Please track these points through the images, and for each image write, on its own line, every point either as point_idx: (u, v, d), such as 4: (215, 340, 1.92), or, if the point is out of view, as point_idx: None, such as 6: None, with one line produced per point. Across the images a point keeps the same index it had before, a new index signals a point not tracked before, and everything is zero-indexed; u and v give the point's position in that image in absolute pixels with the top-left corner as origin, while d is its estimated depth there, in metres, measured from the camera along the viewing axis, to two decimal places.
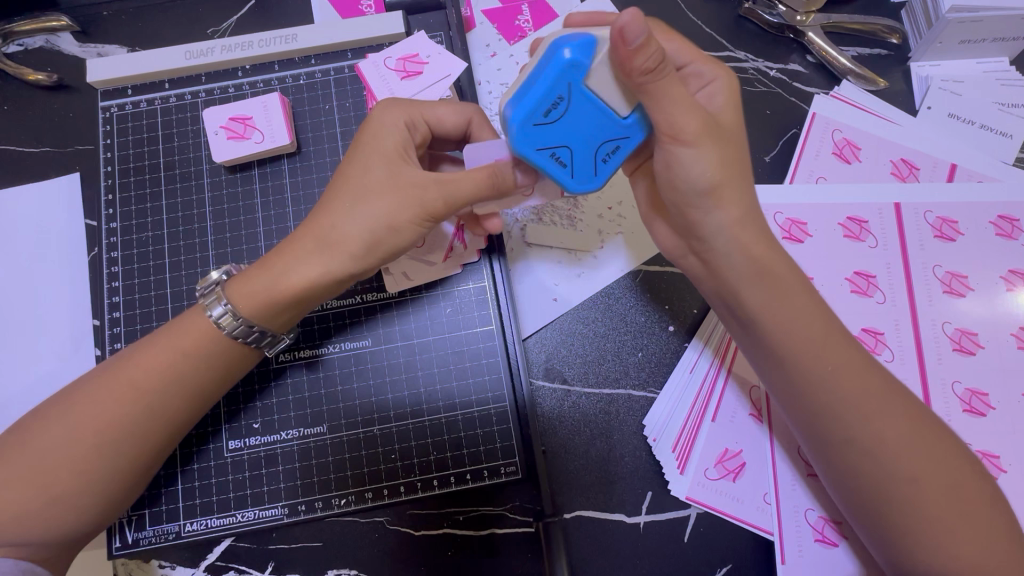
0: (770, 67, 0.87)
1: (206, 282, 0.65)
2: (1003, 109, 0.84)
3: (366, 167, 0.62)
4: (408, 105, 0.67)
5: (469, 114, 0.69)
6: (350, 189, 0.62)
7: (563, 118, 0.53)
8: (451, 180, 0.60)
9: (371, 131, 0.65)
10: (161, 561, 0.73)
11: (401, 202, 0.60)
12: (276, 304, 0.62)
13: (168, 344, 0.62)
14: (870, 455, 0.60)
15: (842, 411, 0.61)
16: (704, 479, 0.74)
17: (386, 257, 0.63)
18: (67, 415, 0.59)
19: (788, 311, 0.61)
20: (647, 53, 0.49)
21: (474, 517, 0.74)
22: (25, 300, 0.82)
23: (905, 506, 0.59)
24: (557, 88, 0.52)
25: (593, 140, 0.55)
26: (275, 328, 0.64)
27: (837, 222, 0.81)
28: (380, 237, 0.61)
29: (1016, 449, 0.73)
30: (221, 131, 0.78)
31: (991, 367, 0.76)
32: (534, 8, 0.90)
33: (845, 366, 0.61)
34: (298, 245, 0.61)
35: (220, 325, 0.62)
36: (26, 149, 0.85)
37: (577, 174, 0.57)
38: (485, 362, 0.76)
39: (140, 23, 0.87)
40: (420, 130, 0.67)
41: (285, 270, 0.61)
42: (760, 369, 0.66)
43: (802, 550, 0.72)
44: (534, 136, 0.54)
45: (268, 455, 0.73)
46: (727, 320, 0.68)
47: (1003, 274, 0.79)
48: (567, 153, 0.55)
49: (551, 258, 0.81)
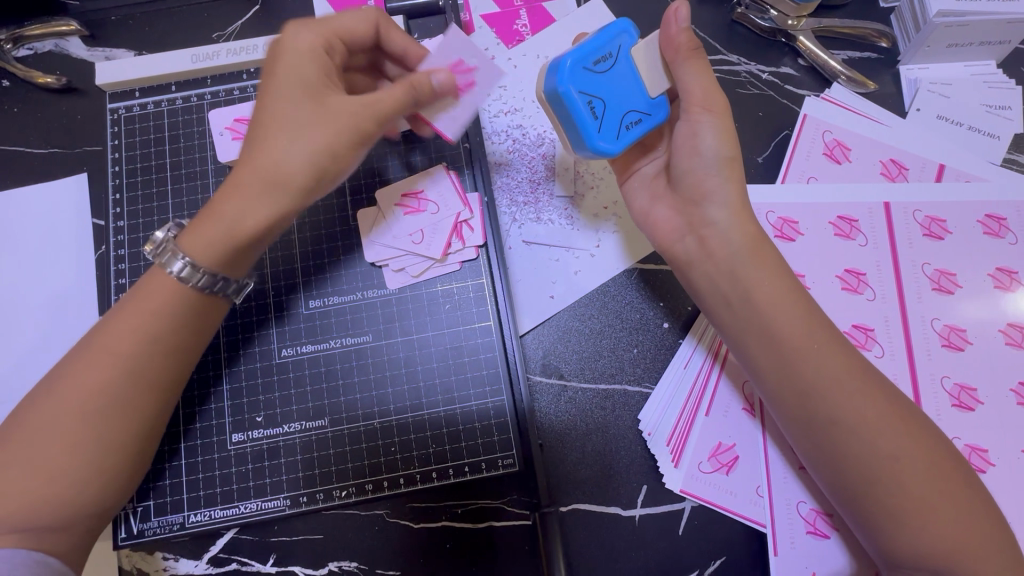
0: (763, 70, 0.89)
1: (154, 247, 0.65)
2: (990, 111, 0.86)
3: (287, 99, 0.63)
4: (318, 26, 0.67)
5: (374, 18, 0.71)
6: (281, 123, 0.62)
7: (606, 74, 0.64)
8: (377, 100, 0.63)
9: (291, 77, 0.63)
10: (165, 553, 0.75)
11: (335, 130, 0.62)
12: (234, 250, 0.63)
13: (136, 308, 0.63)
14: (854, 437, 0.61)
15: (822, 391, 0.62)
16: (698, 472, 0.75)
17: (330, 184, 0.65)
18: (69, 399, 0.60)
19: (773, 289, 0.66)
20: (690, 36, 0.63)
21: (471, 510, 0.76)
22: (33, 296, 0.84)
23: (887, 486, 0.60)
24: (610, 46, 0.64)
25: (624, 105, 0.65)
26: (233, 273, 0.65)
27: (829, 221, 0.82)
28: (325, 165, 0.62)
29: (1004, 443, 0.74)
30: (226, 132, 0.83)
31: (979, 363, 0.77)
32: (532, 13, 0.92)
33: (826, 351, 0.63)
34: (243, 186, 0.61)
35: (182, 279, 0.63)
36: (36, 149, 0.87)
37: (604, 130, 0.64)
38: (482, 357, 0.77)
39: (147, 29, 0.89)
40: (337, 50, 0.68)
41: (237, 218, 0.61)
42: (744, 358, 0.68)
43: (794, 542, 0.73)
44: (579, 80, 0.63)
45: (272, 448, 0.75)
46: (712, 309, 0.70)
47: (992, 271, 0.80)
48: (600, 107, 0.64)
49: (548, 254, 0.83)
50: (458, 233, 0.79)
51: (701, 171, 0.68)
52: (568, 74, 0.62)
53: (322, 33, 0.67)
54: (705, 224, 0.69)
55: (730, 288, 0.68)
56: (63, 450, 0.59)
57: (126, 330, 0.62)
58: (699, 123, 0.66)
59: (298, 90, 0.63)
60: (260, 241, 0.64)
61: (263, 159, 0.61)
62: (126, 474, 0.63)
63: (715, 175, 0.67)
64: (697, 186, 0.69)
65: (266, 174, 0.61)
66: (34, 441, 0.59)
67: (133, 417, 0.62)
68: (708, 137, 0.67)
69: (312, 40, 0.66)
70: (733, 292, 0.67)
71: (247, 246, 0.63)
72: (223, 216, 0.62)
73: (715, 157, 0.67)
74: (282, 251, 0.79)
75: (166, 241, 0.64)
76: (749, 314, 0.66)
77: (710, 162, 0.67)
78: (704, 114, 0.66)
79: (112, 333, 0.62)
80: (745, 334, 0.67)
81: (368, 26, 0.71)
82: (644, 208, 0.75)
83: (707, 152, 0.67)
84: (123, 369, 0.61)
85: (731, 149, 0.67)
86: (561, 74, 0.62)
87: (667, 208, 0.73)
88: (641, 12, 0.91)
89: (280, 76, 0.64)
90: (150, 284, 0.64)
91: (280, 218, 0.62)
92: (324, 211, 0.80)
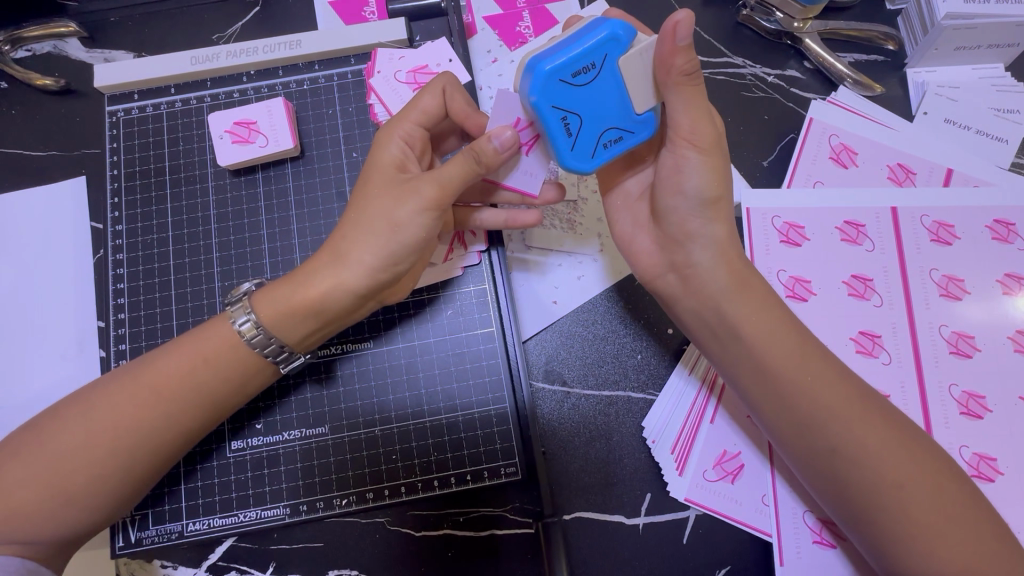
0: (768, 73, 0.88)
1: (235, 292, 0.66)
2: (999, 115, 0.85)
3: (366, 184, 0.66)
4: (397, 117, 0.69)
5: (439, 87, 0.69)
6: (352, 208, 0.65)
7: (587, 86, 0.57)
8: (441, 168, 0.61)
9: (372, 163, 0.67)
10: (162, 562, 0.74)
11: (397, 203, 0.62)
12: (298, 318, 0.63)
13: (192, 351, 0.64)
14: (856, 462, 0.60)
15: (821, 421, 0.61)
16: (702, 480, 0.74)
17: (399, 263, 0.64)
18: (81, 417, 0.61)
19: (762, 321, 0.64)
20: (688, 56, 0.55)
21: (474, 519, 0.75)
22: (29, 299, 0.83)
23: (896, 512, 0.59)
24: (594, 53, 0.56)
25: (603, 121, 0.59)
26: (293, 344, 0.66)
27: (836, 226, 0.81)
28: (387, 241, 0.62)
29: (1013, 451, 0.73)
30: (227, 136, 0.79)
31: (988, 369, 0.76)
32: (535, 15, 0.91)
33: (821, 377, 0.62)
34: (316, 261, 0.64)
35: (242, 334, 0.64)
36: (33, 151, 0.86)
37: (577, 149, 0.59)
38: (485, 364, 0.76)
39: (146, 30, 0.88)
40: (416, 135, 0.69)
41: (302, 287, 0.63)
42: (741, 389, 0.66)
43: (800, 552, 0.72)
44: (555, 93, 0.56)
45: (271, 456, 0.74)
46: (702, 339, 0.68)
47: (1001, 277, 0.79)
48: (576, 123, 0.58)
49: (551, 260, 0.82)
50: (461, 238, 0.78)
51: (682, 210, 0.64)
52: (542, 84, 0.55)
53: (400, 121, 0.68)
54: (687, 265, 0.67)
55: (719, 319, 0.66)
56: (67, 465, 0.60)
57: (171, 367, 0.63)
58: (684, 159, 0.62)
59: (372, 173, 0.66)
60: (324, 315, 0.64)
61: (334, 236, 0.64)
62: (129, 488, 0.63)
63: (699, 215, 0.64)
64: (680, 226, 0.65)
65: (328, 250, 0.64)
66: (38, 458, 0.60)
67: (145, 439, 0.62)
68: (693, 175, 0.62)
69: (390, 132, 0.68)
70: (723, 323, 0.66)
71: (311, 318, 0.64)
72: (297, 285, 0.63)
73: (698, 197, 0.63)
74: (282, 256, 0.79)
75: (240, 295, 0.66)
76: (742, 343, 0.65)
77: (693, 202, 0.64)
78: (690, 150, 0.61)
79: (155, 371, 0.63)
80: (739, 364, 0.65)
81: (437, 99, 0.69)
82: (626, 234, 0.73)
83: (691, 191, 0.63)
84: (162, 414, 0.62)
85: (716, 189, 0.63)
86: (535, 82, 0.55)
87: (649, 240, 0.70)
88: (645, 13, 0.90)
89: (366, 166, 0.67)
90: (210, 334, 0.65)
91: (340, 291, 0.63)
92: (325, 217, 0.80)
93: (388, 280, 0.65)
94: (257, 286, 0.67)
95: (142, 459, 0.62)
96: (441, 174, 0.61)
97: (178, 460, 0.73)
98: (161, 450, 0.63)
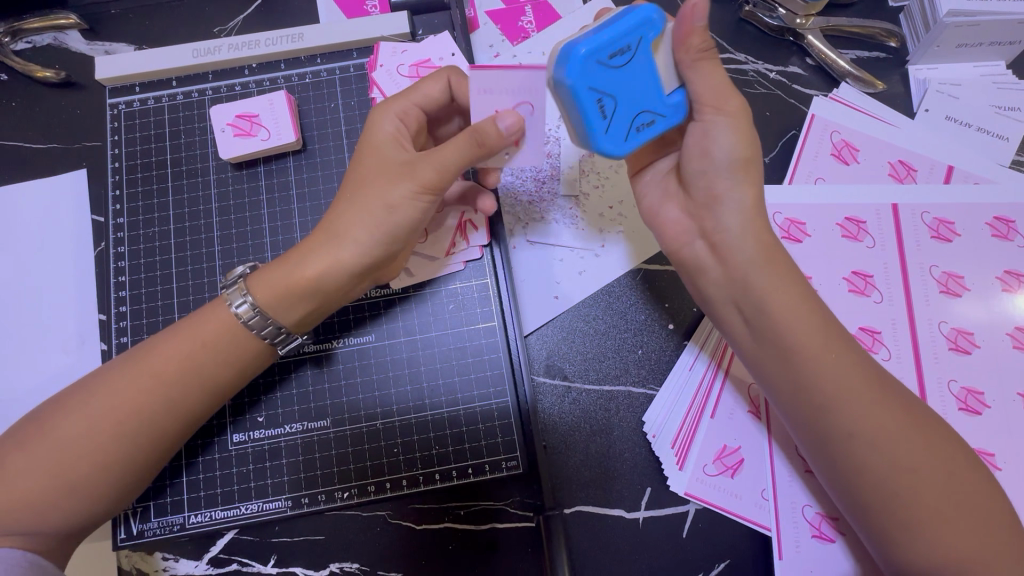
0: (770, 69, 0.88)
1: (229, 275, 0.66)
2: (1000, 113, 0.85)
3: (361, 162, 0.66)
4: (396, 96, 0.69)
5: (445, 75, 0.69)
6: (347, 189, 0.65)
7: (622, 70, 0.57)
8: (438, 150, 0.61)
9: (367, 142, 0.66)
10: (164, 554, 0.75)
11: (394, 185, 0.62)
12: (296, 297, 0.64)
13: (191, 338, 0.64)
14: (869, 452, 0.60)
15: (840, 410, 0.61)
16: (703, 475, 0.75)
17: (392, 242, 0.64)
18: (84, 406, 0.61)
19: (789, 305, 0.63)
20: (704, 35, 0.58)
21: (475, 512, 0.75)
22: (30, 292, 0.83)
23: (905, 503, 0.59)
24: (632, 35, 0.56)
25: (636, 103, 0.59)
26: (291, 327, 0.66)
27: (836, 223, 0.82)
28: (382, 220, 0.62)
29: (1012, 447, 0.74)
30: (228, 128, 0.79)
31: (987, 366, 0.76)
32: (538, 10, 0.91)
33: (844, 362, 0.62)
34: (313, 241, 0.64)
35: (239, 316, 0.64)
36: (34, 144, 0.86)
37: (610, 133, 0.59)
38: (487, 357, 0.77)
39: (147, 23, 0.88)
40: (413, 115, 0.68)
41: (297, 265, 0.63)
42: (760, 371, 0.66)
43: (799, 546, 0.73)
44: (593, 75, 0.56)
45: (273, 448, 0.74)
46: (723, 316, 0.68)
47: (1000, 274, 0.80)
48: (610, 106, 0.58)
49: (553, 253, 0.83)
50: (464, 232, 0.78)
51: (712, 174, 0.64)
52: (580, 66, 0.55)
53: (396, 100, 0.68)
54: (717, 232, 0.65)
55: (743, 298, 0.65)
56: (69, 455, 0.60)
57: (173, 358, 0.63)
58: (711, 124, 0.61)
59: (370, 155, 0.65)
60: (320, 296, 0.64)
61: (329, 215, 0.64)
62: (130, 478, 0.63)
63: (728, 178, 0.63)
64: (708, 189, 0.65)
65: (324, 229, 0.64)
66: (40, 448, 0.60)
67: (150, 429, 0.62)
68: (722, 139, 0.62)
69: (385, 111, 0.67)
70: (746, 305, 0.65)
71: (308, 299, 0.64)
72: (292, 266, 0.64)
73: (727, 159, 0.62)
74: (284, 249, 0.79)
75: (237, 277, 0.66)
76: (763, 327, 0.64)
77: (723, 164, 0.63)
78: (718, 116, 0.61)
79: (157, 361, 0.63)
80: (759, 345, 0.65)
81: (441, 88, 0.69)
82: (653, 206, 0.72)
83: (720, 155, 0.62)
84: (164, 402, 0.62)
85: (746, 153, 0.62)
86: (571, 65, 0.55)
87: (677, 209, 0.70)
88: None
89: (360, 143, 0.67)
90: (208, 321, 0.65)
91: (336, 272, 0.63)
92: (326, 210, 0.80)
93: (383, 258, 0.65)
94: (251, 269, 0.67)
95: (145, 449, 0.62)
96: (444, 153, 0.61)
97: (180, 452, 0.73)
98: (164, 439, 0.63)
